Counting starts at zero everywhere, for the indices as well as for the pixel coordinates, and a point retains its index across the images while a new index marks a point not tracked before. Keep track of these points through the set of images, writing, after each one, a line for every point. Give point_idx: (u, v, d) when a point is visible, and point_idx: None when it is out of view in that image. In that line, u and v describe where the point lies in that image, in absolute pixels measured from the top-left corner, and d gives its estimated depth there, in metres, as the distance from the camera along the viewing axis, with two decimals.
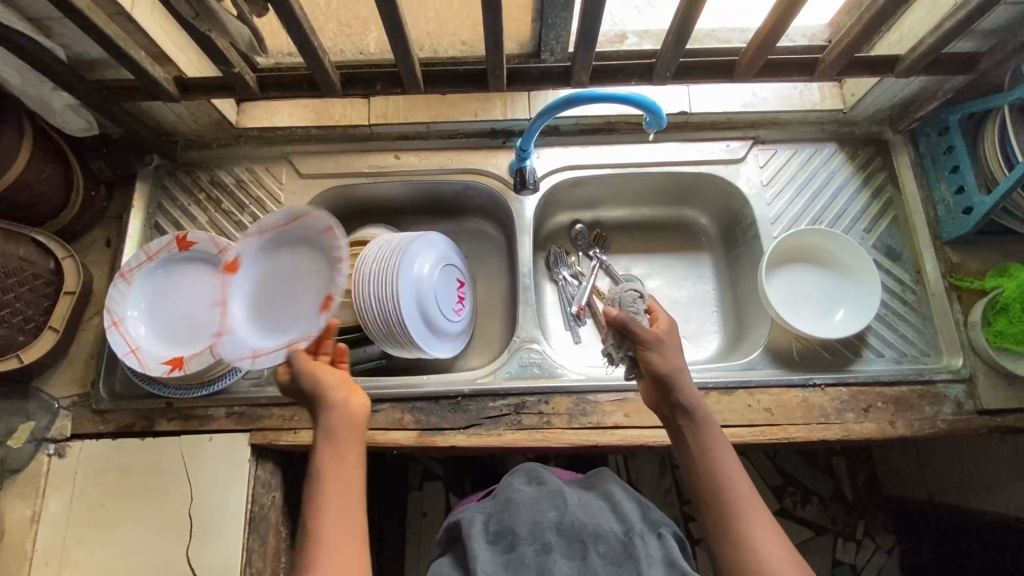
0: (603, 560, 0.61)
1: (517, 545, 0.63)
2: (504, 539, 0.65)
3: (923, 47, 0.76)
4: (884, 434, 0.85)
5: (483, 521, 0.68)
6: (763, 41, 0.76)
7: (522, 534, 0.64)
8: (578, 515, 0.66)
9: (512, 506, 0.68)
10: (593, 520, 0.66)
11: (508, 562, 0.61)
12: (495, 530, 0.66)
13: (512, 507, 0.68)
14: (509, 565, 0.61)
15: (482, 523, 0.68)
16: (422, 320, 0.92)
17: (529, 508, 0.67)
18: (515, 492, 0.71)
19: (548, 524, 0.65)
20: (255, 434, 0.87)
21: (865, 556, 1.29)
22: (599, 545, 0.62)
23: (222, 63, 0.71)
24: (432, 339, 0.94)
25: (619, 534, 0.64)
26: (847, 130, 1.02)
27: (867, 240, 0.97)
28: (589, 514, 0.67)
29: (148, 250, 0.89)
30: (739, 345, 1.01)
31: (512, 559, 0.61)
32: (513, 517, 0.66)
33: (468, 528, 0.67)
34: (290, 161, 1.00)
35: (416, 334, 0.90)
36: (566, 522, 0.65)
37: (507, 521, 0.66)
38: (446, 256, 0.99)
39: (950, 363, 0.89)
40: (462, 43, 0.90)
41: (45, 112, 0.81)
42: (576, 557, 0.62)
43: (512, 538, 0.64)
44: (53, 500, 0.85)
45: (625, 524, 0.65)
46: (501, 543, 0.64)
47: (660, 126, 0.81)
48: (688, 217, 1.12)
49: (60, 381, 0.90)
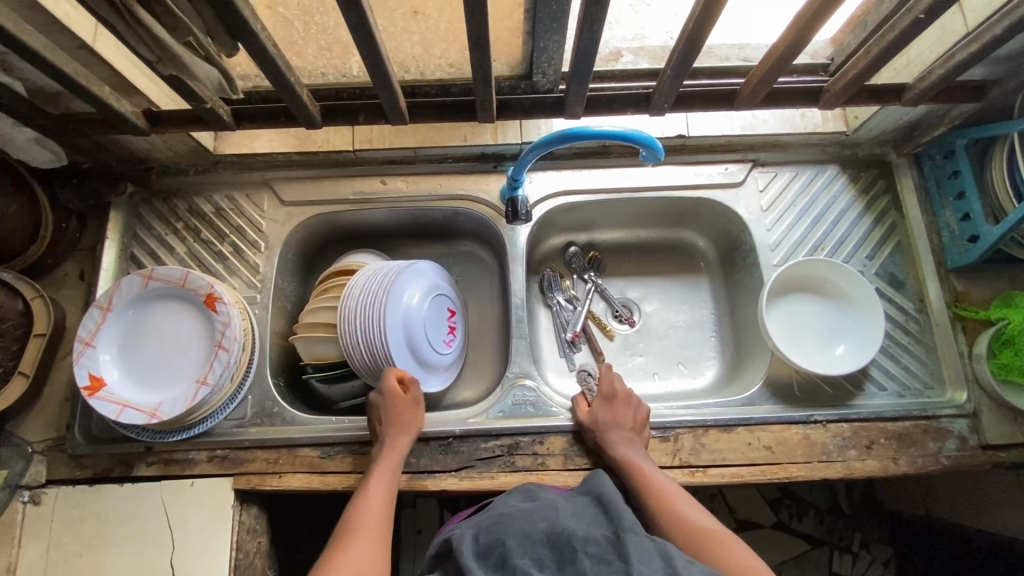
0: (592, 561, 0.57)
1: (507, 556, 0.59)
2: (495, 552, 0.61)
3: (934, 77, 0.73)
4: (886, 472, 0.83)
5: (474, 537, 0.64)
6: (767, 70, 0.72)
7: (513, 546, 0.60)
8: (567, 524, 0.62)
9: (504, 519, 0.65)
10: (585, 529, 0.62)
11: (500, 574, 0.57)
12: (485, 544, 0.62)
13: (502, 520, 0.65)
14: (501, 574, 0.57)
15: (474, 538, 0.64)
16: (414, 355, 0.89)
17: (520, 519, 0.64)
18: (507, 509, 0.68)
19: (537, 534, 0.61)
20: (238, 479, 0.83)
21: (861, 568, 1.26)
22: (589, 547, 0.58)
23: (192, 99, 0.67)
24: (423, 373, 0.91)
25: (610, 537, 0.60)
26: (849, 152, 0.99)
27: (869, 268, 0.94)
28: (579, 524, 0.63)
29: (100, 304, 0.83)
30: (738, 374, 0.99)
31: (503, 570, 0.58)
32: (503, 530, 0.63)
33: (458, 543, 0.64)
34: (272, 188, 0.96)
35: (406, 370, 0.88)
36: (557, 530, 0.61)
37: (496, 533, 0.63)
38: (439, 285, 0.96)
39: (954, 397, 0.87)
40: (450, 66, 0.84)
41: (7, 147, 0.77)
42: (567, 564, 0.57)
43: (501, 550, 0.60)
44: (28, 550, 0.81)
45: (614, 527, 0.62)
46: (491, 556, 0.60)
47: (657, 160, 0.77)
48: (686, 238, 1.09)
49: (33, 423, 0.87)
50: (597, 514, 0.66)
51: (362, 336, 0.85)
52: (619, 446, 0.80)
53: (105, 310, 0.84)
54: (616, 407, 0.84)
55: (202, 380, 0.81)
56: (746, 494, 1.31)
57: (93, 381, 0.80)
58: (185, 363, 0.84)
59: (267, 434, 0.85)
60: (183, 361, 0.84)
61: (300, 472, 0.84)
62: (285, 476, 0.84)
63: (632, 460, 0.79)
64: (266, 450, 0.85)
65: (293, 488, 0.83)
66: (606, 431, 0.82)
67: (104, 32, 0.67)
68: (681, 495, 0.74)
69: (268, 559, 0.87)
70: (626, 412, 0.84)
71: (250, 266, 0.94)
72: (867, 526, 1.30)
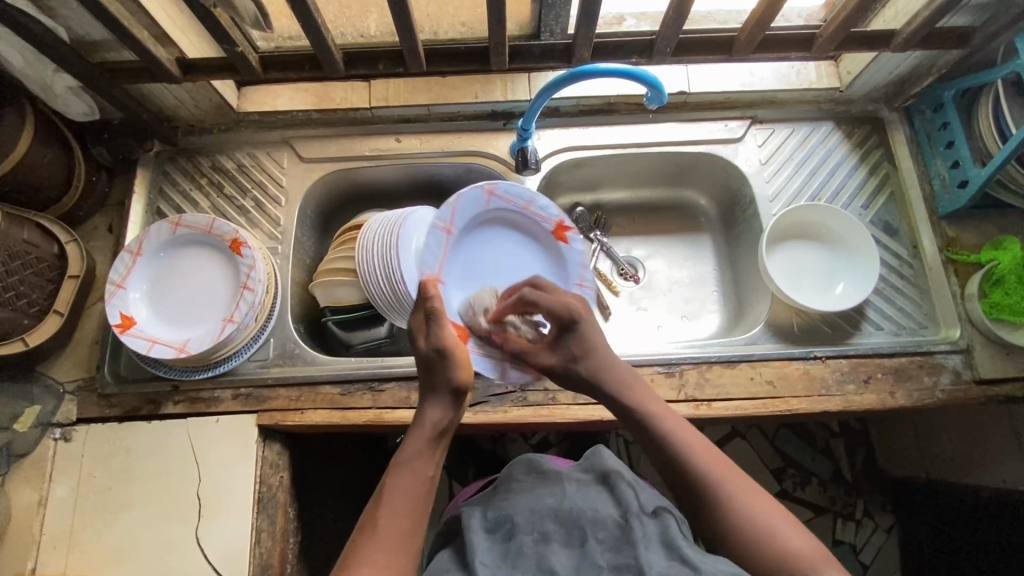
0: (601, 545, 0.60)
1: (515, 534, 0.62)
2: (502, 529, 0.64)
3: (919, 21, 0.78)
4: (884, 405, 0.87)
5: (482, 514, 0.67)
6: (760, 17, 0.77)
7: (521, 524, 0.63)
8: (576, 504, 0.65)
9: (510, 498, 0.68)
10: (594, 506, 0.64)
11: (507, 552, 0.60)
12: (493, 520, 0.66)
13: (509, 498, 0.68)
14: (507, 553, 0.60)
15: (481, 516, 0.67)
16: (511, 345, 0.87)
17: (528, 497, 0.68)
18: (513, 486, 0.72)
19: (546, 512, 0.64)
20: (262, 415, 0.87)
21: (864, 535, 1.29)
22: (599, 532, 0.61)
23: (224, 40, 0.72)
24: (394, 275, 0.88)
25: (618, 519, 0.63)
26: (843, 109, 1.03)
27: (864, 216, 0.98)
28: (587, 502, 0.66)
29: (131, 249, 0.87)
30: (740, 322, 1.03)
31: (510, 548, 0.61)
32: (512, 509, 0.66)
33: (466, 521, 0.67)
34: (292, 146, 1.00)
35: (478, 353, 0.82)
36: (565, 510, 0.64)
37: (505, 511, 0.66)
38: (516, 216, 0.91)
39: (947, 334, 0.91)
40: (462, 25, 0.90)
41: (47, 95, 0.81)
42: (574, 544, 0.60)
43: (508, 527, 0.64)
44: (59, 484, 0.84)
45: (623, 508, 0.64)
46: (499, 532, 0.64)
47: (660, 102, 0.83)
48: (688, 197, 1.13)
49: (64, 365, 0.90)
50: (604, 489, 0.69)
51: (376, 263, 0.88)
52: (583, 371, 0.76)
53: (135, 255, 0.88)
54: (578, 335, 0.78)
55: (228, 318, 0.85)
56: (750, 463, 1.32)
57: (124, 320, 0.84)
58: (211, 304, 0.88)
59: (290, 373, 0.89)
60: (209, 303, 0.88)
61: (322, 408, 0.87)
62: (307, 412, 0.87)
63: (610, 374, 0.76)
64: (289, 387, 0.89)
65: (315, 424, 0.86)
66: (576, 370, 0.77)
67: None
68: (669, 416, 0.72)
69: (290, 497, 0.89)
70: (586, 335, 0.77)
71: (271, 219, 0.98)
72: (869, 492, 1.32)
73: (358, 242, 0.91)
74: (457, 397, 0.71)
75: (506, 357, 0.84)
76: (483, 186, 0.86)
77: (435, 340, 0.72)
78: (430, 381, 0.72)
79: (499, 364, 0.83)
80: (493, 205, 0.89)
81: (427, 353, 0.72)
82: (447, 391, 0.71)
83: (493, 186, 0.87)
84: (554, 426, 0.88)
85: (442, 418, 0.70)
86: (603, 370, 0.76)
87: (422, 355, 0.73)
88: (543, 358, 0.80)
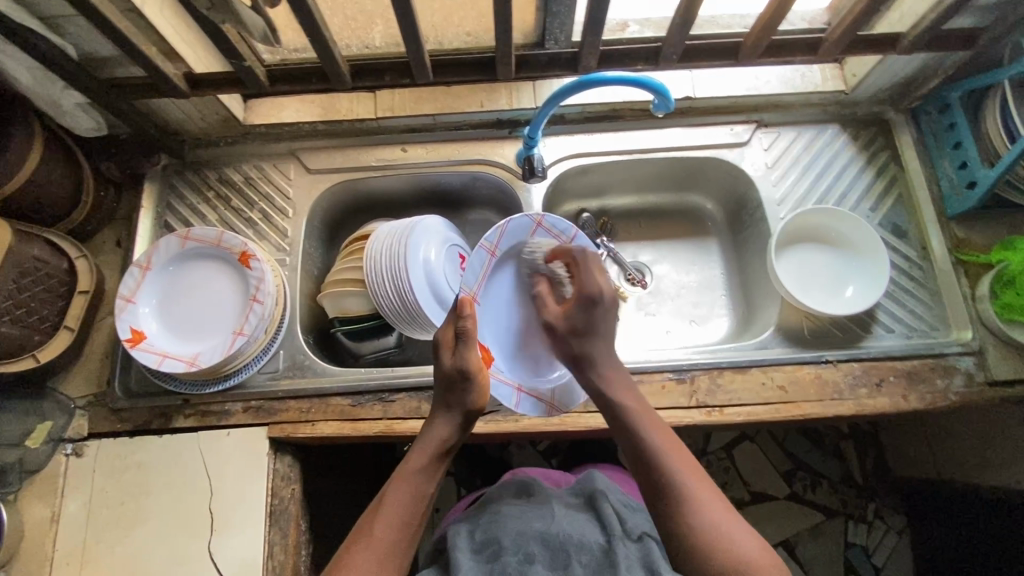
0: (584, 569, 0.68)
1: (501, 555, 0.69)
2: (489, 549, 0.70)
3: (927, 23, 0.78)
4: (896, 408, 0.86)
5: (470, 533, 0.74)
6: (766, 22, 0.77)
7: (507, 546, 0.70)
8: (563, 527, 0.72)
9: (499, 518, 0.74)
10: (579, 530, 0.72)
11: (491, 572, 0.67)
12: (480, 541, 0.72)
13: (496, 518, 0.74)
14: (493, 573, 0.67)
15: (469, 536, 0.74)
16: (528, 377, 0.86)
17: (517, 519, 0.74)
18: (502, 506, 0.77)
19: (532, 533, 0.71)
20: (273, 428, 0.87)
21: (876, 537, 1.28)
22: (582, 556, 0.69)
23: (232, 55, 0.72)
24: (412, 296, 0.88)
25: (600, 544, 0.71)
26: (849, 111, 1.03)
27: (872, 218, 0.98)
28: (574, 525, 0.73)
29: (140, 263, 0.88)
30: (749, 326, 1.02)
31: (498, 568, 0.67)
32: (499, 529, 0.72)
33: (453, 539, 0.73)
34: (298, 157, 1.01)
35: (500, 380, 0.83)
36: (552, 532, 0.71)
37: (493, 532, 0.72)
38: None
39: (959, 336, 0.90)
40: (467, 34, 0.91)
41: (55, 112, 0.82)
42: (559, 567, 0.68)
43: (495, 548, 0.70)
44: (72, 500, 0.84)
45: (605, 532, 0.72)
46: (486, 553, 0.70)
47: (667, 109, 0.83)
48: (694, 202, 1.12)
49: (75, 380, 0.90)
50: (589, 513, 0.76)
51: (385, 273, 0.88)
52: (575, 350, 0.74)
53: (144, 269, 0.88)
54: (595, 316, 0.74)
55: (238, 331, 0.86)
56: (760, 466, 1.32)
57: (135, 334, 0.85)
58: (221, 317, 0.88)
59: (300, 385, 0.89)
60: (218, 316, 0.88)
61: (332, 420, 0.87)
62: (318, 424, 0.87)
63: (601, 363, 0.74)
64: (299, 399, 0.88)
65: (326, 435, 0.86)
66: (569, 343, 0.75)
67: None
68: (647, 414, 0.71)
69: (301, 509, 0.89)
70: (600, 317, 0.74)
71: (279, 231, 0.98)
72: (880, 494, 1.31)
73: (366, 254, 0.91)
74: (467, 417, 0.71)
75: (521, 387, 0.85)
76: (533, 216, 0.84)
77: (460, 360, 0.70)
78: (447, 399, 0.71)
79: (516, 396, 0.83)
80: (538, 237, 0.85)
81: (449, 372, 0.71)
82: (459, 413, 0.70)
83: (542, 217, 0.84)
84: (566, 434, 0.87)
85: (450, 436, 0.70)
86: (593, 357, 0.74)
87: (444, 371, 0.71)
88: (550, 315, 0.77)
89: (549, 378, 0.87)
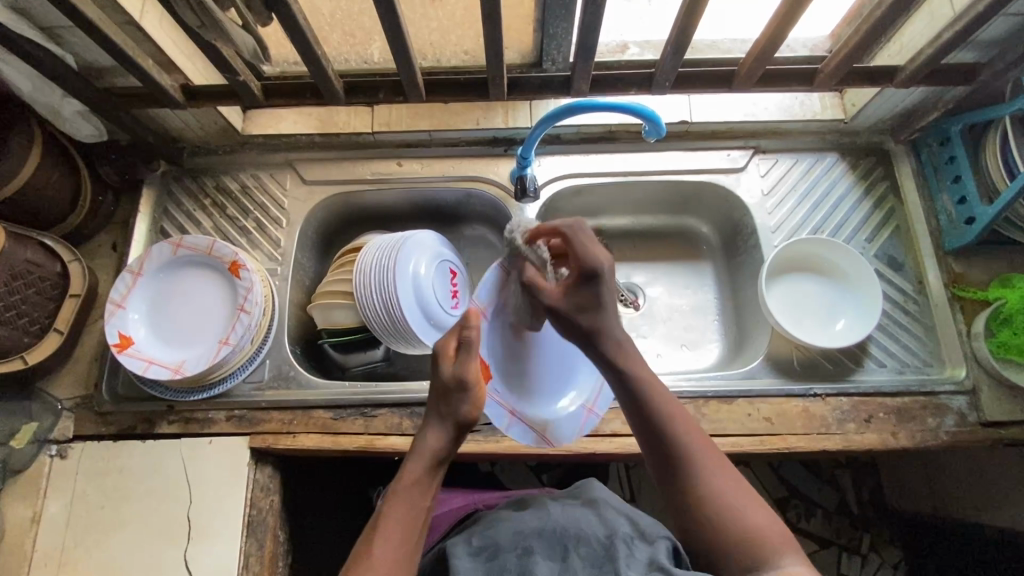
0: (584, 561, 0.59)
1: (500, 556, 0.62)
2: (486, 553, 0.63)
3: (923, 58, 0.77)
4: (885, 445, 0.84)
5: (467, 540, 0.66)
6: (761, 51, 0.77)
7: (505, 545, 0.63)
8: (560, 522, 0.65)
9: (495, 524, 0.67)
10: (579, 524, 0.64)
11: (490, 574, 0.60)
12: (477, 545, 0.65)
13: (494, 523, 0.67)
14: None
15: (465, 542, 0.66)
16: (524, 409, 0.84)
17: (513, 521, 0.67)
18: (500, 514, 0.70)
19: (529, 532, 0.64)
20: (255, 438, 0.87)
21: (870, 571, 1.24)
22: (581, 548, 0.61)
23: (226, 71, 0.73)
24: (388, 288, 0.88)
25: (602, 535, 0.63)
26: (848, 140, 1.02)
27: (868, 250, 0.97)
28: (572, 521, 0.65)
29: (132, 268, 0.89)
30: (740, 354, 1.01)
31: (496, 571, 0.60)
32: (495, 533, 0.65)
33: (450, 547, 0.65)
34: (295, 168, 1.01)
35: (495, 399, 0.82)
36: (550, 530, 0.64)
37: (489, 534, 0.65)
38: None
39: (953, 374, 0.89)
40: (465, 53, 0.91)
41: (54, 118, 0.83)
42: (557, 561, 0.60)
43: (493, 550, 0.63)
44: (53, 501, 0.85)
45: (608, 526, 0.64)
46: (484, 555, 0.62)
47: (659, 135, 0.83)
48: (690, 225, 1.12)
49: (64, 382, 0.91)
50: (589, 510, 0.68)
51: (374, 289, 0.88)
52: (587, 327, 0.72)
53: (136, 275, 0.89)
54: (598, 290, 0.72)
55: (224, 340, 0.86)
56: None
57: (123, 339, 0.85)
58: (208, 326, 0.89)
59: (284, 396, 0.89)
60: (207, 325, 0.89)
61: (313, 433, 0.87)
62: (299, 436, 0.87)
63: (616, 334, 0.72)
64: (282, 410, 0.89)
65: (307, 448, 0.86)
66: (578, 320, 0.72)
67: (150, 9, 0.74)
68: (658, 385, 0.69)
69: (279, 520, 0.89)
70: (602, 291, 0.72)
71: (272, 240, 0.98)
72: (876, 527, 1.28)
73: (355, 269, 0.92)
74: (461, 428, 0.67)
75: (516, 412, 0.83)
76: None
77: (460, 369, 0.67)
78: (442, 409, 0.67)
79: (509, 419, 0.83)
80: None
81: (447, 380, 0.67)
82: (454, 424, 0.66)
83: None
84: (548, 458, 0.87)
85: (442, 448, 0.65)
86: (606, 330, 0.71)
87: (440, 381, 0.68)
88: (554, 298, 0.74)
89: (543, 408, 0.86)
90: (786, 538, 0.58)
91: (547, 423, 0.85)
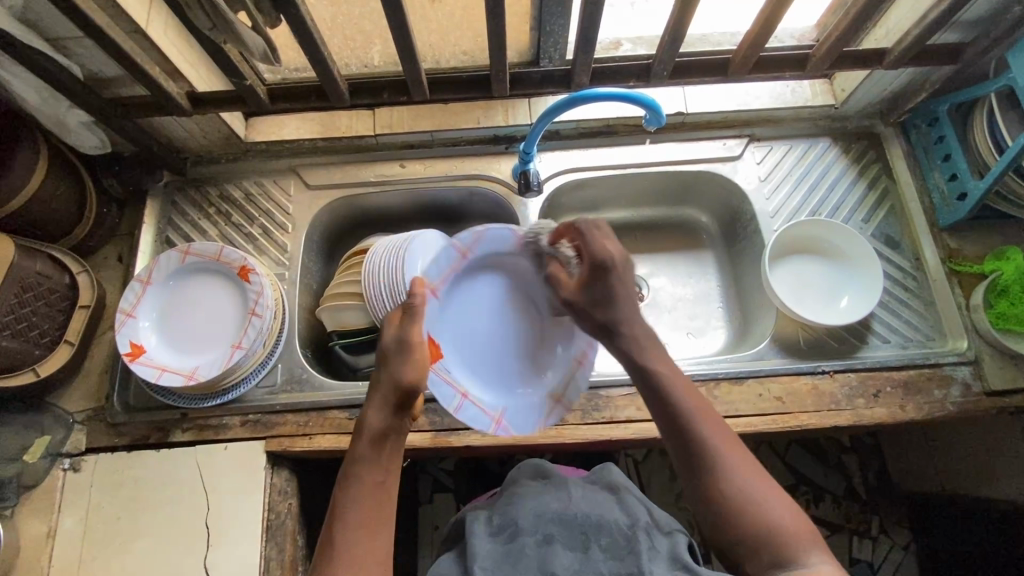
0: (604, 555, 0.62)
1: (519, 537, 0.65)
2: (506, 532, 0.66)
3: (909, 39, 0.80)
4: (895, 419, 0.86)
5: (488, 519, 0.68)
6: (755, 39, 0.79)
7: (525, 527, 0.66)
8: (581, 507, 0.67)
9: (515, 500, 0.69)
10: (600, 512, 0.67)
11: (508, 555, 0.63)
12: (498, 524, 0.67)
13: (514, 501, 0.69)
14: (510, 557, 0.63)
15: (485, 521, 0.68)
16: (485, 395, 0.82)
17: (534, 500, 0.69)
18: (519, 488, 0.72)
19: (550, 516, 0.67)
20: (270, 442, 0.87)
21: (881, 553, 1.25)
22: (602, 538, 0.64)
23: (234, 75, 0.75)
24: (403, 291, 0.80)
25: (623, 527, 0.66)
26: (839, 125, 1.05)
27: (865, 229, 0.99)
28: (592, 505, 0.68)
29: (141, 278, 0.89)
30: (746, 337, 1.02)
31: (513, 553, 0.63)
32: (515, 513, 0.68)
33: (471, 524, 0.68)
34: (298, 174, 1.02)
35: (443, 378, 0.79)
36: (570, 513, 0.67)
37: (510, 514, 0.67)
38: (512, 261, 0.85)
39: (955, 346, 0.91)
40: (463, 53, 0.93)
41: (60, 130, 0.84)
42: (577, 548, 0.63)
43: (513, 530, 0.66)
44: (67, 516, 0.84)
45: (630, 516, 0.67)
46: (503, 535, 0.65)
47: (659, 123, 0.85)
48: (689, 215, 1.14)
49: (74, 396, 0.91)
50: (610, 496, 0.71)
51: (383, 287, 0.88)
52: (600, 319, 0.73)
53: (145, 283, 0.89)
54: (608, 283, 0.72)
55: (237, 345, 0.86)
56: None
57: (134, 348, 0.85)
58: (219, 332, 0.89)
59: (298, 399, 0.89)
60: (217, 330, 0.89)
61: (330, 433, 0.87)
62: (315, 437, 0.87)
63: (631, 329, 0.71)
64: (296, 413, 0.89)
65: (324, 449, 0.86)
66: (592, 313, 0.74)
67: (157, 17, 0.75)
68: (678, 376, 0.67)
69: (297, 523, 0.88)
70: (615, 287, 0.72)
71: (278, 245, 0.99)
72: (885, 509, 1.29)
73: (365, 267, 0.92)
74: (407, 400, 0.64)
75: (467, 395, 0.81)
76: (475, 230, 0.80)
77: (403, 332, 0.66)
78: (380, 376, 0.66)
79: (459, 401, 0.80)
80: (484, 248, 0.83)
81: (390, 343, 0.67)
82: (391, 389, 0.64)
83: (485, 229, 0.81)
84: (564, 447, 0.87)
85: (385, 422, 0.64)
86: (617, 319, 0.72)
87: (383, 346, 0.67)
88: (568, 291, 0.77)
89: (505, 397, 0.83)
90: (809, 530, 0.57)
91: (501, 410, 0.82)
